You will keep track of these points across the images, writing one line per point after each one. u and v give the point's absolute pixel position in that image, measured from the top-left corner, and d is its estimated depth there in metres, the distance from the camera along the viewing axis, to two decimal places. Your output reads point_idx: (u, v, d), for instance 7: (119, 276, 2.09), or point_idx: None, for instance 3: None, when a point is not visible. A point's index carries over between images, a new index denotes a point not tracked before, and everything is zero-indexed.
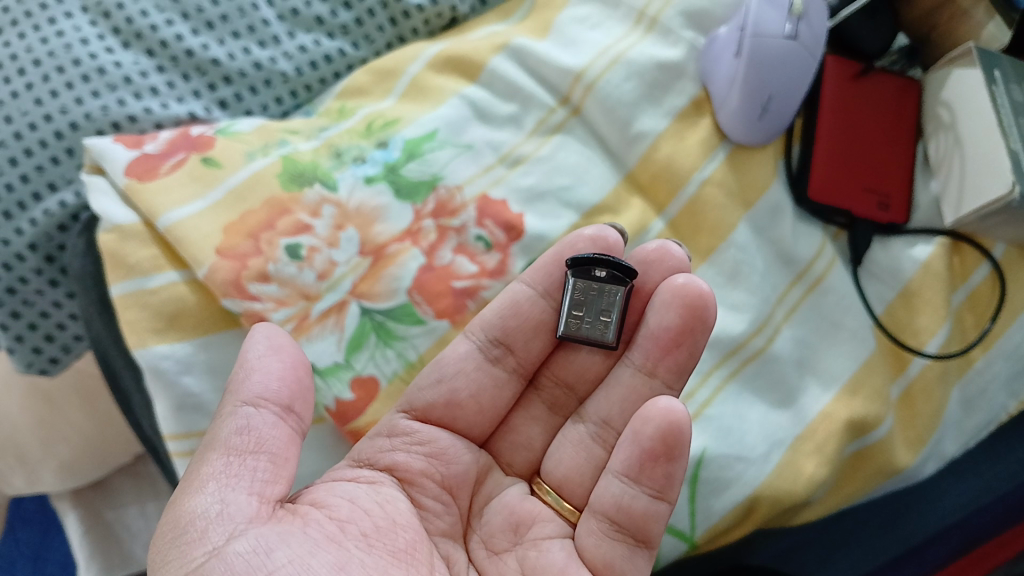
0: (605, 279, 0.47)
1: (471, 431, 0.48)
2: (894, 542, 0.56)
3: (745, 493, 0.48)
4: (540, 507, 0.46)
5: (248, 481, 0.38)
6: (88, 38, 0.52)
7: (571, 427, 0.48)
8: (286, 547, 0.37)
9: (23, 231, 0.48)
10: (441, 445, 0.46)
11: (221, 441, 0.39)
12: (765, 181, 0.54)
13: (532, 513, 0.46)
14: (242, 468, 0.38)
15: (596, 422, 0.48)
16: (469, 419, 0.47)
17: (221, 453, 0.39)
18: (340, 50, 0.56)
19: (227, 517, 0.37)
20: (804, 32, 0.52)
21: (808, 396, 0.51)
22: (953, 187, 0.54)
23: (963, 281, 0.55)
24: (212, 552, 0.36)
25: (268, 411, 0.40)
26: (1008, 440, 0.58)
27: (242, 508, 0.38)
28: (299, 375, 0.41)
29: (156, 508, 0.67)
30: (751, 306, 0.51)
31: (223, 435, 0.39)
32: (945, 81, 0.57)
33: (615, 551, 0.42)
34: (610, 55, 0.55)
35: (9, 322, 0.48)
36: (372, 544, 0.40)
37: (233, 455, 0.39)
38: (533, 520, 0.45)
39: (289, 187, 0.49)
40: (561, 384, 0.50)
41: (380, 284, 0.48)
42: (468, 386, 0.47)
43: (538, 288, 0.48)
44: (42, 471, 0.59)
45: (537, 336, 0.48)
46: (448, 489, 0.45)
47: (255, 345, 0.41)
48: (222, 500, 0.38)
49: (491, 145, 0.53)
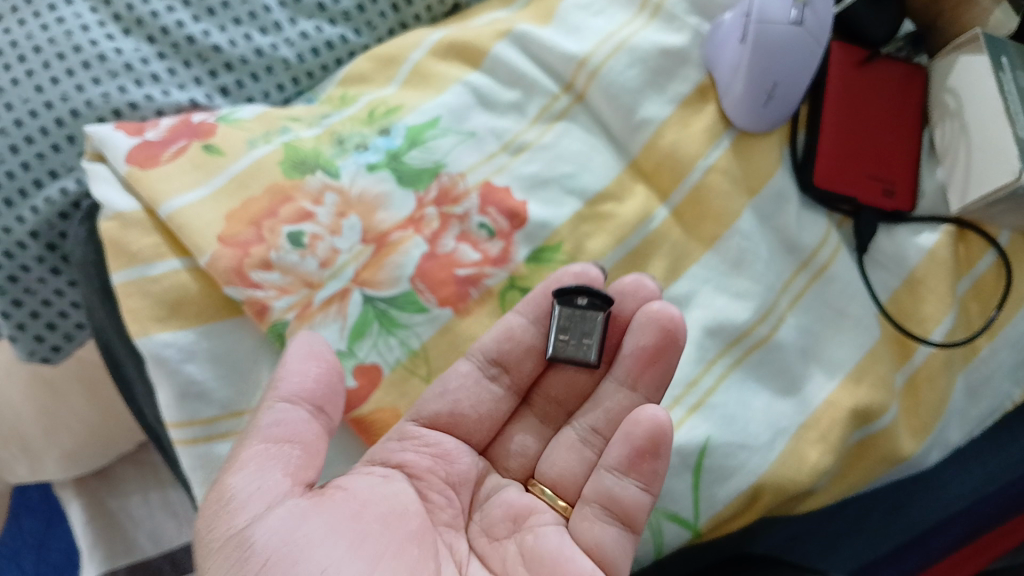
0: (586, 306, 0.47)
1: (471, 438, 0.48)
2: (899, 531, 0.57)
3: (749, 482, 0.47)
4: (536, 500, 0.46)
5: (282, 467, 0.39)
6: (89, 25, 0.51)
7: (563, 432, 0.48)
8: (313, 526, 0.38)
9: (25, 219, 0.48)
10: (445, 447, 0.46)
11: (259, 429, 0.40)
12: (770, 169, 0.54)
13: (530, 506, 0.45)
14: (277, 455, 0.39)
15: (585, 425, 0.48)
16: (470, 425, 0.47)
17: (258, 440, 0.39)
18: (343, 37, 0.56)
19: (262, 495, 0.38)
20: (810, 19, 0.52)
21: (813, 384, 0.51)
22: (959, 175, 0.54)
23: (968, 269, 0.55)
24: (246, 524, 0.37)
25: (303, 409, 0.40)
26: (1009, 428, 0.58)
27: (274, 490, 0.38)
28: (333, 380, 0.41)
29: (158, 498, 0.68)
30: (756, 294, 0.51)
31: (261, 426, 0.40)
32: (951, 68, 0.56)
33: (606, 534, 0.42)
34: (614, 43, 0.55)
35: (12, 310, 0.49)
36: (389, 530, 0.40)
37: (270, 443, 0.39)
38: (531, 512, 0.45)
39: (292, 175, 0.48)
40: (553, 401, 0.50)
41: (383, 272, 0.47)
42: (468, 398, 0.47)
43: (526, 316, 0.48)
44: (45, 461, 0.60)
45: (528, 358, 0.48)
46: (452, 486, 0.46)
47: (296, 349, 0.41)
48: (257, 482, 0.38)
49: (494, 132, 0.53)
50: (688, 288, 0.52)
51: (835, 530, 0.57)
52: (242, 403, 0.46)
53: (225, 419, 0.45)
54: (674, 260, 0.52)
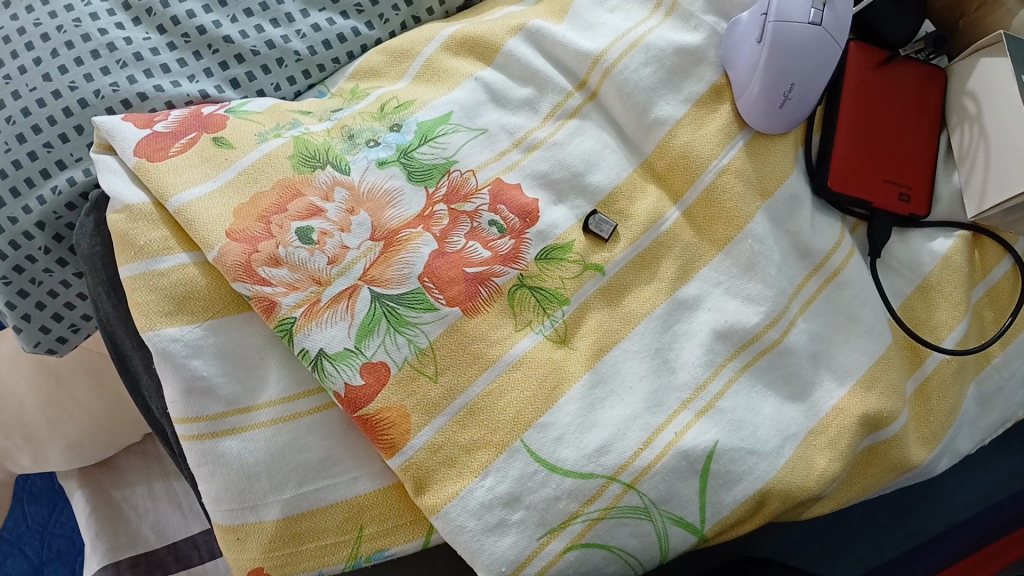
0: (525, 291, 0.48)
1: (456, 369, 0.45)
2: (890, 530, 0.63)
3: (756, 487, 0.47)
4: (468, 432, 0.45)
5: (305, 269, 0.45)
6: (97, 12, 0.52)
7: (532, 371, 0.46)
8: None
9: (31, 209, 0.50)
10: (416, 379, 0.45)
11: (292, 248, 0.46)
12: (784, 172, 0.53)
13: (472, 420, 0.45)
14: (300, 273, 0.45)
15: (550, 368, 0.46)
16: (456, 358, 0.45)
17: (291, 268, 0.45)
18: (355, 30, 0.57)
19: (300, 271, 0.45)
20: (830, 19, 0.52)
21: (823, 390, 0.50)
22: (977, 179, 0.54)
23: (984, 276, 0.55)
24: None
25: (316, 250, 0.46)
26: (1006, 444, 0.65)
27: (300, 284, 0.45)
28: (350, 232, 0.47)
29: (162, 488, 0.79)
30: (767, 299, 0.50)
31: (293, 254, 0.46)
32: (972, 69, 0.56)
33: None
34: (629, 40, 0.54)
35: (18, 300, 0.51)
36: None
37: (295, 272, 0.45)
38: (469, 424, 0.45)
39: (301, 169, 0.48)
40: (535, 340, 0.47)
41: (392, 270, 0.46)
42: (455, 338, 0.46)
43: (494, 289, 0.47)
44: (48, 451, 0.70)
45: (504, 320, 0.47)
46: (417, 398, 0.45)
47: (326, 228, 0.47)
48: (295, 267, 0.45)
49: (507, 129, 0.52)
50: (698, 290, 0.50)
51: (826, 526, 0.62)
52: (250, 400, 0.45)
53: (230, 415, 0.45)
54: (684, 263, 0.51)
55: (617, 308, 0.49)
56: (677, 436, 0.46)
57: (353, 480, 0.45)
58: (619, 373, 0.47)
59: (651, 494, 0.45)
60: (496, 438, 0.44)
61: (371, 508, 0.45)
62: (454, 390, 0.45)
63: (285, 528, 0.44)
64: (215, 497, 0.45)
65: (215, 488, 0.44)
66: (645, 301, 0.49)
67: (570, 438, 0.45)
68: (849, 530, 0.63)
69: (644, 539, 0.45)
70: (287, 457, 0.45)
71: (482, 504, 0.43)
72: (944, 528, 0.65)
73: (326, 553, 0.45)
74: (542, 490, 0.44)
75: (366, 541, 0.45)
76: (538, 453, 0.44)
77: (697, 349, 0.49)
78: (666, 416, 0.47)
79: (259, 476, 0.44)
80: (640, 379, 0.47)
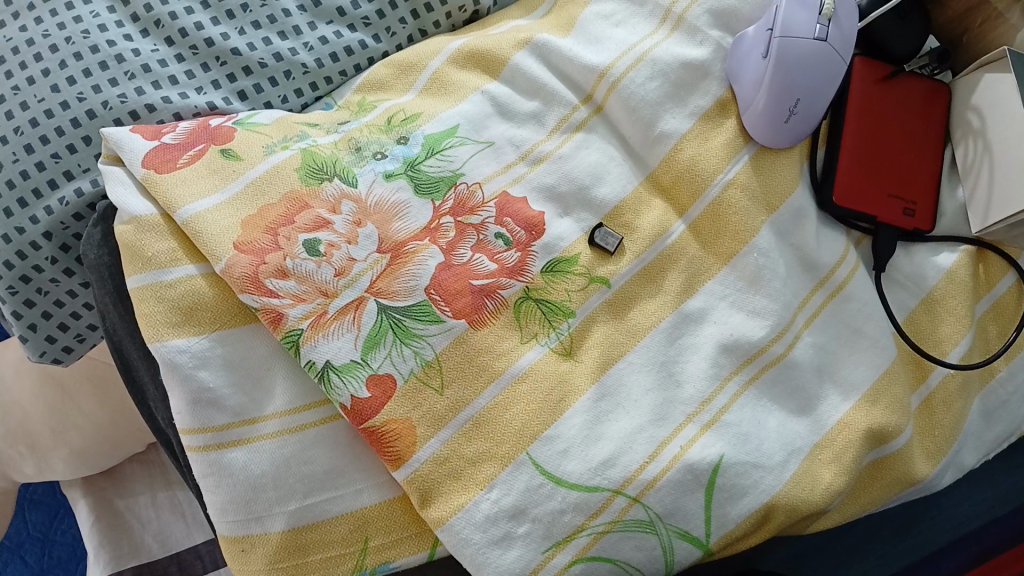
0: (530, 301, 0.48)
1: (461, 383, 0.45)
2: (891, 542, 0.64)
3: (762, 500, 0.47)
4: (476, 447, 0.44)
5: (309, 280, 0.46)
6: (106, 24, 0.53)
7: (538, 384, 0.46)
8: None
9: (39, 219, 0.50)
10: (422, 392, 0.45)
11: (297, 258, 0.46)
12: (789, 186, 0.53)
13: (478, 433, 0.45)
14: (306, 284, 0.45)
15: (555, 380, 0.47)
16: (461, 372, 0.45)
17: (297, 279, 0.45)
18: (362, 43, 0.57)
19: (307, 282, 0.45)
20: (834, 34, 0.53)
21: (828, 404, 0.51)
22: (981, 194, 0.54)
23: (988, 290, 0.55)
24: None
25: (322, 261, 0.46)
26: (1005, 459, 0.66)
27: (305, 295, 0.45)
28: (355, 243, 0.47)
29: (166, 498, 0.79)
30: (773, 312, 0.50)
31: (298, 264, 0.46)
32: (976, 84, 0.56)
33: None
34: (635, 54, 0.55)
35: (24, 310, 0.51)
36: None
37: (302, 283, 0.45)
38: (475, 437, 0.45)
39: (309, 181, 0.48)
40: (542, 353, 0.47)
41: (399, 282, 0.46)
42: (459, 353, 0.46)
43: (499, 300, 0.47)
44: (52, 460, 0.71)
45: (509, 332, 0.47)
46: (422, 413, 0.45)
47: (332, 240, 0.47)
48: (301, 279, 0.45)
49: (513, 142, 0.52)
50: (703, 303, 0.50)
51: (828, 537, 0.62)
52: (256, 411, 0.45)
53: (236, 426, 0.45)
54: (690, 276, 0.51)
55: (623, 321, 0.49)
56: (683, 450, 0.46)
57: (359, 492, 0.45)
58: (624, 386, 0.48)
59: (656, 507, 0.45)
60: (502, 451, 0.44)
61: (377, 519, 0.45)
62: (460, 403, 0.45)
63: (290, 540, 0.44)
64: (221, 508, 0.44)
65: (221, 499, 0.44)
66: (650, 314, 0.50)
67: (575, 451, 0.45)
68: (849, 541, 0.63)
69: (650, 552, 0.45)
70: (293, 468, 0.45)
71: (488, 517, 0.43)
72: (945, 542, 0.66)
73: (331, 565, 0.45)
74: (547, 503, 0.44)
75: (371, 553, 0.45)
76: (544, 466, 0.44)
77: (702, 363, 0.49)
78: (671, 430, 0.47)
79: (265, 487, 0.44)
80: (646, 393, 0.48)
